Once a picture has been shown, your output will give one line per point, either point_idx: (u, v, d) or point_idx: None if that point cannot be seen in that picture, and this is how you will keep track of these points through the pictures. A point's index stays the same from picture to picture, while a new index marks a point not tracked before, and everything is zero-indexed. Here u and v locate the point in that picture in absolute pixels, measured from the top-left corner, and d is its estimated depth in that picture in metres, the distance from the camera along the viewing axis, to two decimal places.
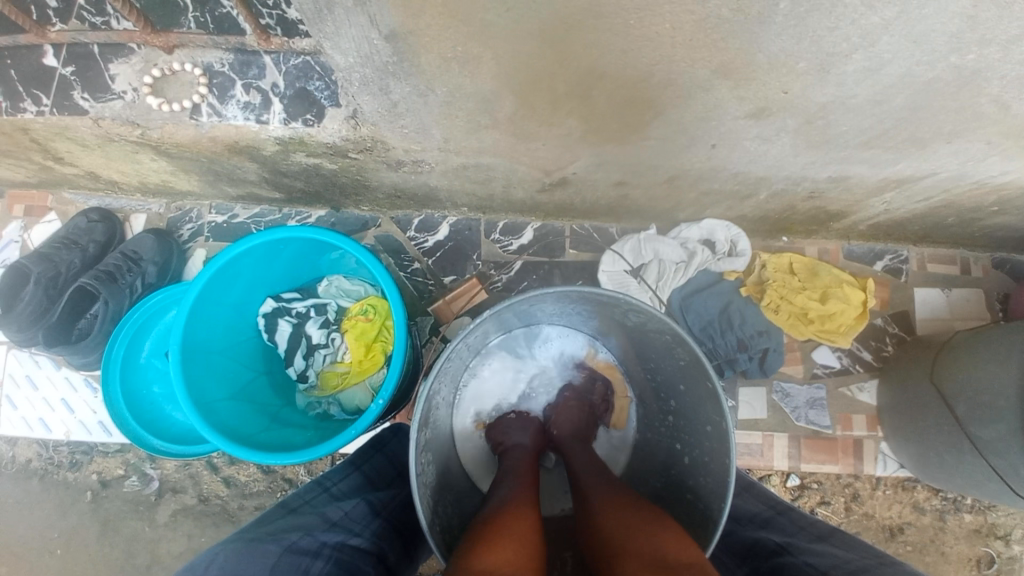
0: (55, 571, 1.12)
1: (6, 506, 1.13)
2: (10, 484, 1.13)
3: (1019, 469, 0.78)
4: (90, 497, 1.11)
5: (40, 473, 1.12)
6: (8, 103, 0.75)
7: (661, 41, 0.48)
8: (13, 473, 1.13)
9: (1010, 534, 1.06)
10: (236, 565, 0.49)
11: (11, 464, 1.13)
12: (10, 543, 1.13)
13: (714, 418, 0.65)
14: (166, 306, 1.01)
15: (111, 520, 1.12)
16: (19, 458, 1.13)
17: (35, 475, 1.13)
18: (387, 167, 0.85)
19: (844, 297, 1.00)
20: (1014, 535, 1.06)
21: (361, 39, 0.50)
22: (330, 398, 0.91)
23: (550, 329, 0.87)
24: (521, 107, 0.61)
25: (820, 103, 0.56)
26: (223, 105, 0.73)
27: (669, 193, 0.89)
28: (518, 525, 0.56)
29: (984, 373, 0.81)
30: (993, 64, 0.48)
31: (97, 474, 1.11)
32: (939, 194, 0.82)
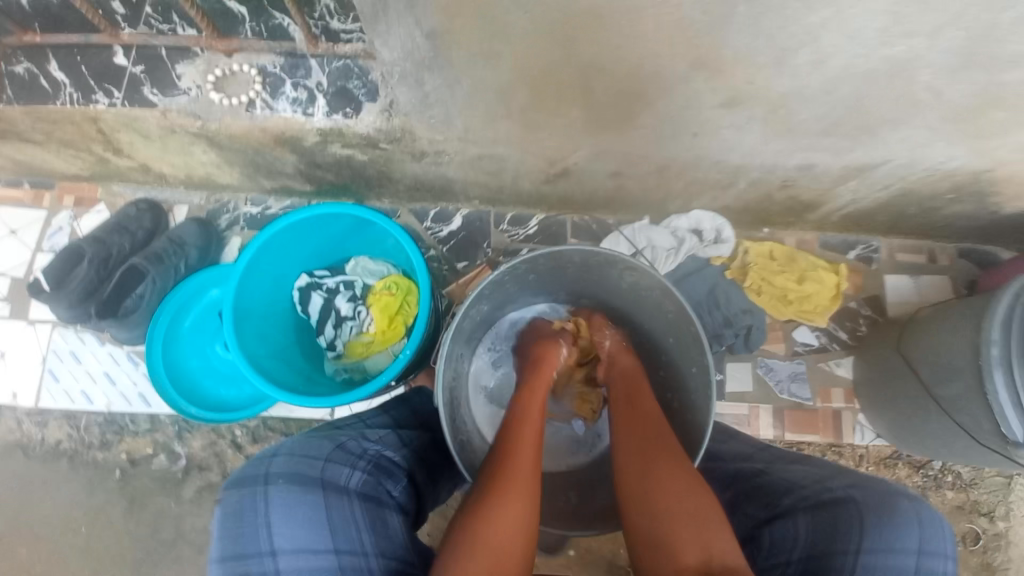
0: (80, 548, 1.17)
1: (33, 486, 1.19)
2: (39, 465, 1.19)
3: (979, 422, 0.87)
4: (119, 475, 1.18)
5: (69, 454, 1.19)
6: (81, 95, 0.87)
7: (646, 40, 0.60)
8: (43, 454, 1.19)
9: (994, 512, 1.15)
10: (304, 449, 0.60)
11: (40, 446, 1.19)
12: (37, 522, 1.19)
13: (699, 359, 0.78)
14: (208, 285, 1.14)
15: (137, 497, 1.18)
16: (48, 441, 1.19)
17: (64, 456, 1.19)
18: (411, 158, 0.96)
19: (818, 279, 1.14)
20: (997, 512, 1.15)
21: (406, 38, 0.62)
22: (355, 364, 1.01)
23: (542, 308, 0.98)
24: (533, 98, 0.73)
25: (781, 93, 0.68)
26: (275, 100, 0.85)
27: (660, 183, 1.01)
28: (512, 513, 0.61)
29: (945, 340, 0.91)
30: (921, 54, 0.60)
31: (126, 453, 1.19)
32: (897, 182, 0.93)
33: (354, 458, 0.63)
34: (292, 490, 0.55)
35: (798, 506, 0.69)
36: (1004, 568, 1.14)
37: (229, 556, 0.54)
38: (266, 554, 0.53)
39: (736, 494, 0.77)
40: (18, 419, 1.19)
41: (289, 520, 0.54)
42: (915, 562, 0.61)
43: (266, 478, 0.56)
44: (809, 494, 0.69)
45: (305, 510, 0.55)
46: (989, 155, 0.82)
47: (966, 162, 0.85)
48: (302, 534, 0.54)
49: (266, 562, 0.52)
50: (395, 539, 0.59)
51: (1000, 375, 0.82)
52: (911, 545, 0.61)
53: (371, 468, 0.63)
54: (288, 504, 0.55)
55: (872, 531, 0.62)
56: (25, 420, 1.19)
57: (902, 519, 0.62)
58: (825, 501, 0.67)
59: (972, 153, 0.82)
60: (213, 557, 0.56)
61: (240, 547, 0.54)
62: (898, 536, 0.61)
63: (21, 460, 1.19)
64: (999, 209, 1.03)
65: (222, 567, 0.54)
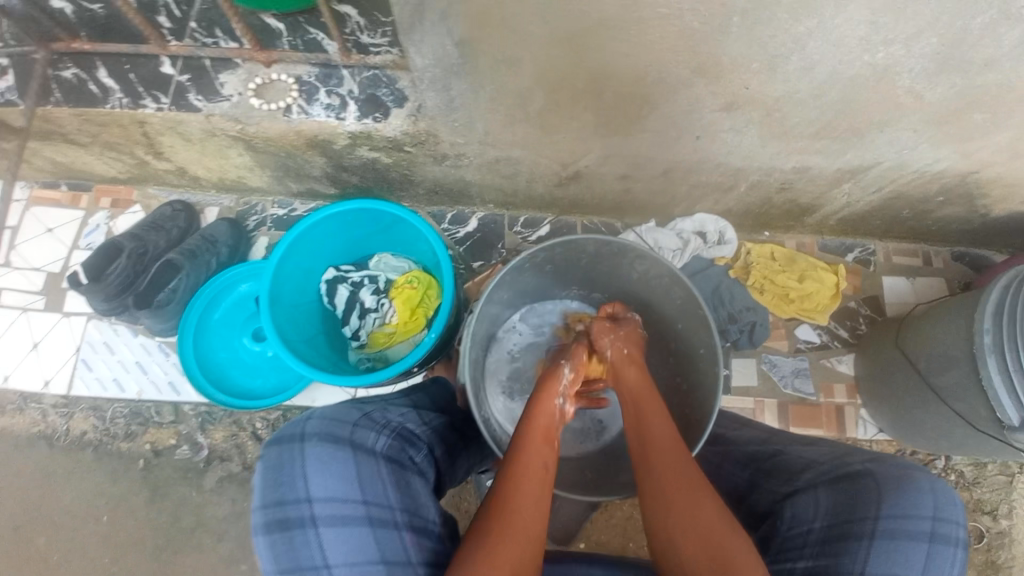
0: (102, 537, 1.21)
1: (58, 476, 1.23)
2: (64, 455, 1.24)
3: (975, 407, 0.91)
4: (143, 464, 1.22)
5: (94, 444, 1.23)
6: (129, 100, 0.94)
7: (652, 48, 0.67)
8: (67, 445, 1.24)
9: (997, 510, 1.18)
10: (336, 412, 0.66)
11: (65, 437, 1.24)
12: (60, 511, 1.22)
13: (706, 341, 0.83)
14: (240, 279, 1.23)
15: (159, 487, 1.22)
16: (73, 431, 1.24)
17: (89, 446, 1.23)
18: (433, 161, 1.03)
19: (818, 279, 1.19)
20: (1000, 511, 1.18)
21: (438, 45, 0.70)
22: (378, 353, 1.10)
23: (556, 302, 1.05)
24: (549, 102, 0.80)
25: (775, 97, 0.75)
26: (310, 106, 0.91)
27: (665, 186, 1.07)
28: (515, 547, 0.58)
29: (944, 328, 0.95)
30: (900, 60, 0.66)
31: (150, 444, 1.23)
32: (889, 184, 0.99)
33: (379, 425, 0.68)
34: (326, 446, 0.60)
35: (818, 480, 0.70)
36: (1009, 567, 1.16)
37: (269, 503, 0.59)
38: (303, 501, 0.58)
39: (755, 473, 0.78)
40: (43, 411, 1.24)
41: (324, 472, 0.59)
42: (931, 528, 0.62)
43: (302, 435, 0.61)
44: (828, 469, 0.70)
45: (337, 464, 0.60)
46: (974, 157, 0.88)
47: (951, 164, 0.91)
48: (335, 485, 0.59)
49: (303, 508, 0.57)
50: (417, 500, 0.64)
51: (993, 360, 0.86)
52: (925, 510, 0.62)
53: (395, 436, 0.68)
54: (322, 458, 0.59)
55: (891, 499, 0.63)
56: (51, 413, 1.24)
57: (921, 490, 0.63)
58: (844, 475, 0.68)
59: (957, 154, 0.87)
60: (253, 506, 0.61)
61: (278, 495, 0.58)
62: (916, 503, 0.63)
63: (45, 451, 1.24)
64: (989, 212, 1.08)
65: (263, 513, 0.59)
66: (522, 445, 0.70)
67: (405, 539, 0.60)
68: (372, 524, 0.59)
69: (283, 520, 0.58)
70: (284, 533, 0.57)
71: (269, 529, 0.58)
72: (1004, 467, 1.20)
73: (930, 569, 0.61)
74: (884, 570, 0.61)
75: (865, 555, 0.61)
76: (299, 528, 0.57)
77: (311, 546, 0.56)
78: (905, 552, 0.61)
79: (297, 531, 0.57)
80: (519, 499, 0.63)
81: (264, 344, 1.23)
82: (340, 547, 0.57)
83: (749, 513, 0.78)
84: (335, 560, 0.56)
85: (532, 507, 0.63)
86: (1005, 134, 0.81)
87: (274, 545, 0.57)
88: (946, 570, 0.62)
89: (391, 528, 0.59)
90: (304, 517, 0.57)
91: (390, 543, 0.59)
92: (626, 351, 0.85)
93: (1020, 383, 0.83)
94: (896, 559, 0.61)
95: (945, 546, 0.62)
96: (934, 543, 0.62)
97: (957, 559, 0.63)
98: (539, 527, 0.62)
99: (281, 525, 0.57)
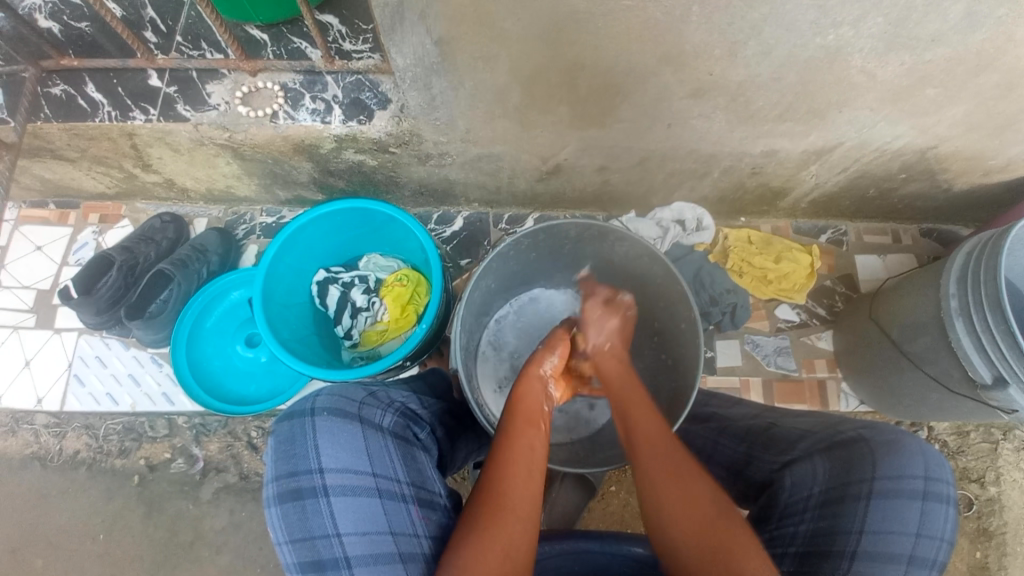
0: (99, 555, 1.20)
1: (52, 496, 1.23)
2: (58, 475, 1.23)
3: (949, 371, 0.94)
4: (137, 480, 1.22)
5: (88, 462, 1.23)
6: (118, 113, 0.96)
7: (620, 40, 0.72)
8: (61, 464, 1.23)
9: (984, 477, 1.22)
10: (344, 390, 0.68)
11: (59, 456, 1.24)
12: (56, 531, 1.22)
13: (686, 315, 0.86)
14: (232, 286, 1.25)
15: (155, 501, 1.22)
16: (67, 450, 1.24)
17: (83, 464, 1.23)
18: (417, 161, 1.06)
19: (794, 259, 1.23)
20: (988, 477, 1.22)
21: (418, 45, 0.74)
22: (371, 351, 1.13)
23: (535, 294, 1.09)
24: (525, 96, 0.85)
25: (737, 82, 0.80)
26: (296, 111, 0.93)
27: (643, 176, 1.11)
28: (504, 533, 0.60)
29: (917, 295, 0.99)
30: (850, 41, 0.71)
31: (144, 459, 1.23)
32: (853, 164, 1.04)
33: (385, 404, 0.70)
34: (336, 420, 0.63)
35: (814, 449, 0.71)
36: (1000, 532, 1.20)
37: (283, 475, 0.61)
38: (315, 472, 0.60)
39: (752, 447, 0.79)
40: (36, 431, 1.24)
41: (335, 444, 0.61)
42: (923, 487, 0.64)
43: (313, 411, 0.63)
44: (822, 437, 0.72)
45: (347, 437, 0.62)
46: (930, 132, 0.93)
47: (909, 141, 0.96)
48: (345, 456, 0.61)
49: (315, 478, 0.60)
50: (423, 474, 0.68)
51: (960, 324, 0.89)
52: (918, 471, 0.64)
53: (401, 414, 0.71)
54: (333, 431, 0.62)
55: (884, 461, 0.64)
56: (44, 432, 1.24)
57: (911, 452, 0.65)
58: (838, 441, 0.70)
59: (914, 131, 0.93)
60: (265, 479, 0.62)
61: (291, 466, 0.61)
62: (907, 463, 0.64)
63: (38, 471, 1.24)
64: (951, 186, 1.14)
65: (276, 485, 0.61)
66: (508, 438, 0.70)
67: (411, 511, 0.63)
68: (381, 496, 0.61)
69: (296, 491, 0.60)
70: (296, 503, 0.59)
71: (282, 500, 0.60)
72: (987, 434, 1.24)
73: (924, 526, 0.63)
74: (882, 528, 0.62)
75: (862, 513, 0.63)
76: (311, 497, 0.59)
77: (323, 515, 0.58)
78: (901, 509, 0.63)
79: (309, 500, 0.59)
80: (507, 490, 0.64)
81: (257, 349, 1.24)
82: (351, 516, 0.59)
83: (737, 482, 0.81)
84: (345, 529, 0.58)
85: (523, 487, 0.65)
86: (958, 108, 0.87)
87: (288, 515, 0.59)
88: (940, 525, 0.63)
89: (399, 500, 0.63)
90: (315, 487, 0.59)
91: (397, 514, 0.62)
92: (610, 346, 0.87)
93: (989, 341, 0.85)
94: (893, 516, 0.62)
95: (937, 504, 0.63)
96: (927, 500, 0.63)
97: (950, 515, 0.64)
98: (531, 510, 0.63)
99: (294, 495, 0.60)
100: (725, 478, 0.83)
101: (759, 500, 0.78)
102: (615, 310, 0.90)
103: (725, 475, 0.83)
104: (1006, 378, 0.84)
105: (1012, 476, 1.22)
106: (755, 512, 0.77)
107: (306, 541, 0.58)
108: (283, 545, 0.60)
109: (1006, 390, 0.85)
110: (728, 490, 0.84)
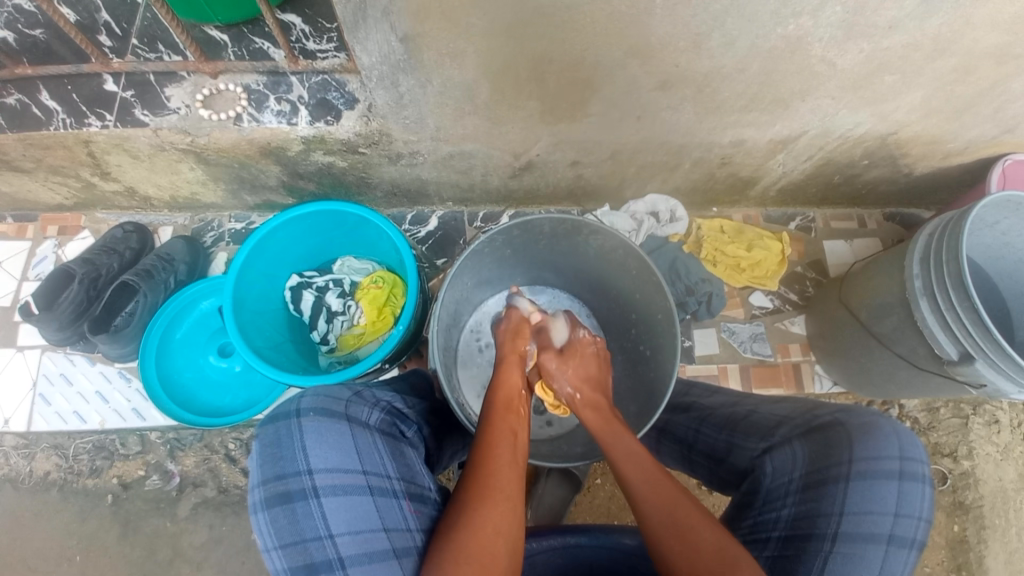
0: None
1: (22, 521, 1.18)
2: (27, 498, 1.19)
3: (916, 349, 0.98)
4: (111, 500, 1.18)
5: (59, 483, 1.19)
6: (72, 119, 0.92)
7: (587, 34, 0.72)
8: (31, 486, 1.19)
9: (956, 452, 1.27)
10: (328, 391, 0.67)
11: (28, 478, 1.19)
12: (26, 556, 1.17)
13: (663, 305, 0.87)
14: (202, 296, 1.21)
15: (132, 520, 1.18)
16: (36, 472, 1.19)
17: (53, 486, 1.19)
18: (388, 161, 1.04)
19: (765, 247, 1.25)
20: (959, 452, 1.27)
21: (383, 42, 0.73)
22: (349, 355, 1.11)
23: (490, 299, 1.07)
24: (494, 92, 0.84)
25: (704, 73, 0.81)
26: (261, 113, 0.91)
27: (615, 169, 1.12)
28: (496, 517, 0.59)
29: (883, 277, 1.02)
30: (810, 30, 0.73)
31: (117, 478, 1.19)
32: (818, 151, 1.07)
33: (371, 403, 0.70)
34: (323, 420, 0.62)
35: (793, 434, 0.73)
36: (974, 504, 1.25)
37: (270, 479, 0.59)
38: (303, 473, 0.59)
39: (731, 434, 0.80)
40: (3, 453, 1.19)
41: (323, 444, 0.60)
42: (899, 467, 0.65)
43: (298, 412, 0.62)
44: (800, 422, 0.74)
45: (335, 437, 0.61)
46: (890, 119, 0.96)
47: (870, 127, 0.99)
48: (334, 456, 0.60)
49: (304, 480, 0.58)
50: (412, 469, 0.67)
51: (925, 303, 0.92)
52: (893, 451, 0.65)
53: (387, 412, 0.70)
54: (321, 431, 0.61)
55: (860, 443, 0.66)
56: (12, 455, 1.19)
57: (886, 433, 0.67)
58: (815, 426, 0.72)
59: (874, 117, 0.95)
60: (250, 485, 0.61)
61: (277, 469, 0.59)
62: (883, 445, 0.66)
63: (7, 496, 1.18)
64: (912, 170, 1.17)
65: (263, 490, 0.59)
66: (490, 435, 0.68)
67: (403, 506, 0.62)
68: (373, 493, 0.61)
69: (284, 494, 0.58)
70: (285, 507, 0.58)
71: (270, 504, 0.59)
72: (957, 410, 1.29)
73: (901, 505, 0.65)
74: (861, 509, 0.64)
75: (842, 496, 0.65)
76: (301, 500, 0.58)
77: (314, 517, 0.57)
78: (879, 490, 0.64)
79: (299, 503, 0.58)
80: (494, 473, 0.63)
81: (231, 359, 1.21)
82: (343, 516, 0.58)
83: (719, 468, 0.82)
84: (338, 529, 0.57)
85: (509, 471, 0.64)
86: (915, 94, 0.90)
87: (276, 519, 0.58)
88: (918, 504, 0.65)
89: (390, 496, 0.62)
90: (305, 489, 0.58)
91: (389, 509, 0.61)
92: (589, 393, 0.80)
93: (953, 319, 0.88)
94: (871, 497, 0.64)
95: (913, 483, 0.65)
96: (903, 480, 0.65)
97: (926, 494, 0.66)
98: (518, 492, 0.63)
99: (283, 498, 0.58)
100: (708, 466, 0.84)
101: (740, 486, 0.79)
102: (575, 352, 0.84)
103: (707, 462, 0.84)
104: (973, 353, 0.87)
105: (984, 449, 1.27)
106: (736, 500, 0.78)
107: (297, 545, 0.57)
108: (272, 552, 0.58)
109: (972, 364, 0.88)
110: (712, 478, 0.85)
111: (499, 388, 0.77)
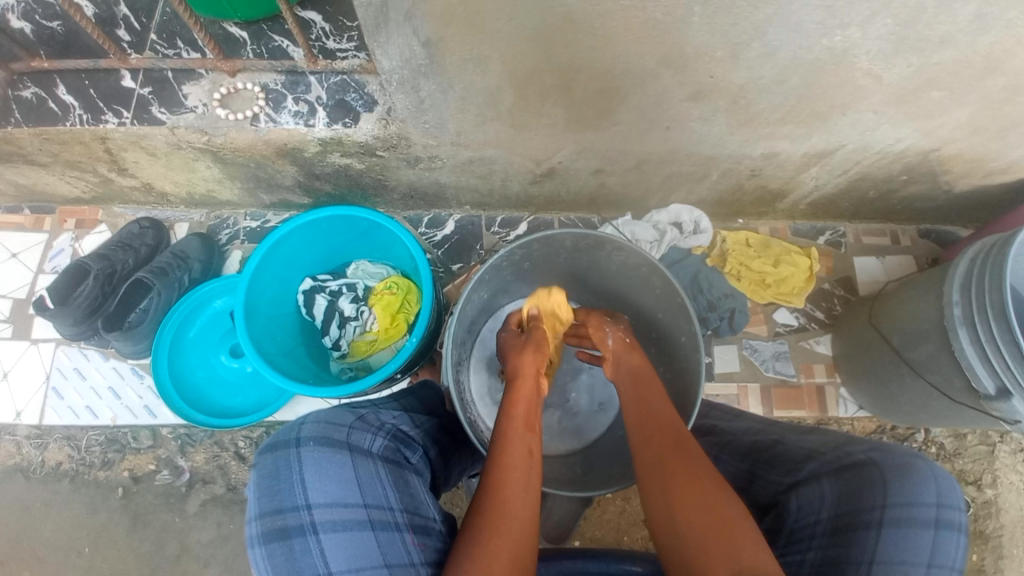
0: (81, 570, 1.16)
1: (33, 510, 1.18)
2: (39, 488, 1.19)
3: (951, 379, 0.93)
4: (121, 493, 1.18)
5: (70, 474, 1.19)
6: (89, 116, 0.91)
7: (618, 42, 0.68)
8: (42, 476, 1.19)
9: (981, 480, 1.21)
10: (331, 416, 0.65)
11: (40, 468, 1.19)
12: (36, 545, 1.17)
13: (688, 328, 0.83)
14: (214, 295, 1.20)
15: (141, 514, 1.18)
16: (49, 462, 1.19)
17: (65, 477, 1.19)
18: (406, 164, 1.01)
19: (793, 262, 1.21)
20: (984, 481, 1.21)
21: (404, 46, 0.70)
22: (360, 362, 1.09)
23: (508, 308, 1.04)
24: (518, 98, 0.81)
25: (739, 84, 0.77)
26: (278, 114, 0.89)
27: (639, 178, 1.08)
28: (508, 543, 0.57)
29: (920, 303, 0.97)
30: (856, 43, 0.68)
31: (128, 471, 1.19)
32: (854, 166, 1.02)
33: (375, 427, 0.67)
34: (323, 451, 0.60)
35: (822, 471, 0.69)
36: (996, 535, 1.19)
37: (267, 513, 0.57)
38: (302, 508, 0.57)
39: (755, 464, 0.77)
40: (17, 443, 1.20)
41: (322, 477, 0.58)
42: (935, 514, 0.61)
43: (297, 441, 0.60)
44: (830, 458, 0.69)
45: (335, 468, 0.59)
46: (934, 134, 0.91)
47: (912, 143, 0.94)
48: (334, 489, 0.58)
49: (302, 515, 0.56)
50: (416, 498, 0.64)
51: (964, 333, 0.87)
52: (931, 498, 0.61)
53: (391, 437, 0.68)
54: (320, 462, 0.59)
55: (896, 488, 0.62)
56: (25, 444, 1.19)
57: (924, 477, 0.62)
58: (848, 464, 0.67)
59: (918, 133, 0.90)
60: (248, 517, 0.59)
61: (275, 503, 0.57)
62: (919, 490, 0.61)
63: (20, 484, 1.19)
64: (952, 188, 1.11)
65: (260, 523, 0.58)
66: (502, 450, 0.66)
67: (406, 540, 0.60)
68: (374, 527, 0.58)
69: (282, 529, 0.56)
70: (283, 543, 0.56)
71: (267, 539, 0.57)
72: (984, 437, 1.23)
73: (935, 556, 0.60)
74: (895, 559, 0.59)
75: (874, 544, 0.61)
76: (299, 536, 0.56)
77: (312, 554, 0.55)
78: (913, 539, 0.60)
79: (297, 539, 0.56)
80: (506, 495, 0.61)
81: (242, 360, 1.20)
82: (342, 553, 0.56)
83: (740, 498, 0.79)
84: (337, 566, 0.55)
85: (523, 495, 0.62)
86: (962, 111, 0.84)
87: (273, 555, 0.56)
88: (952, 554, 0.61)
89: (392, 530, 0.59)
90: (303, 525, 0.56)
91: (391, 545, 0.58)
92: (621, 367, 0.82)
93: (993, 352, 0.83)
94: (905, 547, 0.60)
95: (949, 532, 0.61)
96: (939, 529, 0.61)
97: (961, 544, 0.61)
98: (532, 515, 0.61)
99: (280, 534, 0.56)
100: None
101: (762, 521, 0.76)
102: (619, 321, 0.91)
103: None
104: (1011, 389, 0.82)
105: (1009, 478, 1.22)
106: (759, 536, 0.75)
107: None
108: None
109: (1009, 401, 0.83)
110: None
111: (517, 402, 0.74)
